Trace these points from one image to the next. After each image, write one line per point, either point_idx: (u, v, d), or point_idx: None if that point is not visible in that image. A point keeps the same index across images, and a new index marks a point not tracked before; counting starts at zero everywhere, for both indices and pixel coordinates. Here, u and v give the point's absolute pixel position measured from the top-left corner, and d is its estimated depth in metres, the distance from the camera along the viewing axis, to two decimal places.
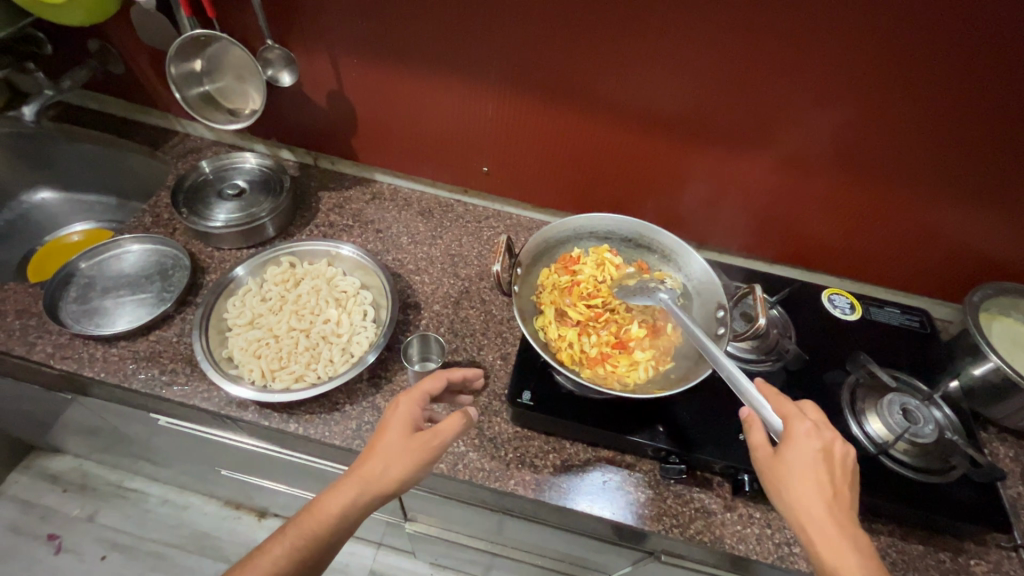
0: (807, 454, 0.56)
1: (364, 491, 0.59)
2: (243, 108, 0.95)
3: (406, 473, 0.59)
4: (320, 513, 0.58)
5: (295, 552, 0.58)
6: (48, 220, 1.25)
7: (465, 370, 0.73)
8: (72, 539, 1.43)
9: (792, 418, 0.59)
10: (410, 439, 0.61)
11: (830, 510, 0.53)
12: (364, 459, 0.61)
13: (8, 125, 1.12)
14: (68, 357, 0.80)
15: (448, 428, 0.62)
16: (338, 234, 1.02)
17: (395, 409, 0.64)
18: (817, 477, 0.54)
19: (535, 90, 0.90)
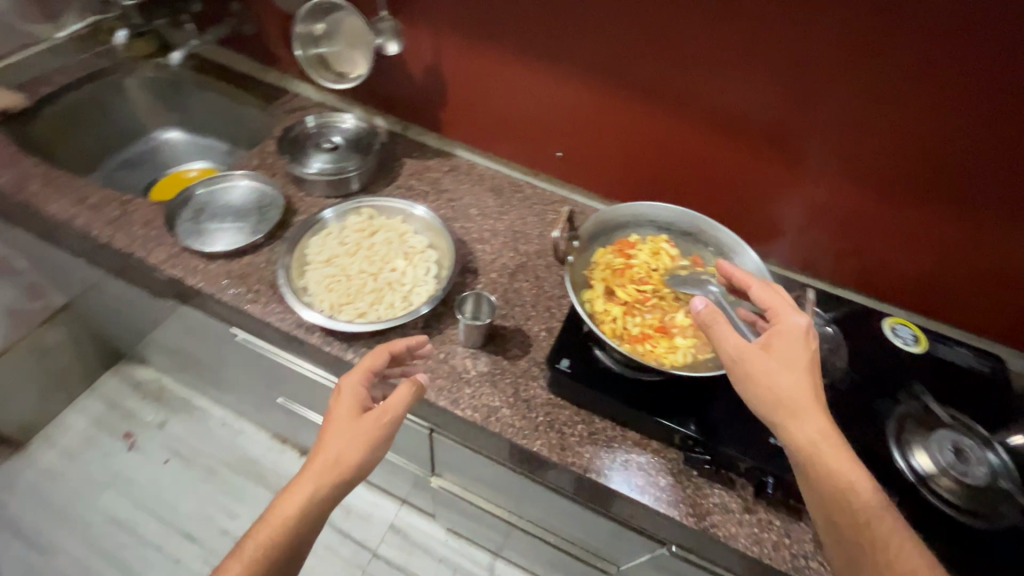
0: (800, 345, 0.63)
1: (327, 479, 0.67)
2: (349, 73, 1.05)
3: (364, 453, 0.69)
4: (285, 510, 0.66)
5: (268, 550, 0.65)
6: (171, 156, 1.42)
7: (409, 340, 0.79)
8: (143, 440, 1.61)
9: (781, 312, 0.65)
10: (360, 421, 0.70)
11: (816, 402, 0.60)
12: (320, 447, 0.69)
13: (155, 71, 1.32)
14: (176, 266, 0.92)
15: (398, 400, 0.72)
16: (415, 197, 1.11)
17: (343, 394, 0.73)
18: (807, 369, 0.61)
19: (609, 81, 0.94)
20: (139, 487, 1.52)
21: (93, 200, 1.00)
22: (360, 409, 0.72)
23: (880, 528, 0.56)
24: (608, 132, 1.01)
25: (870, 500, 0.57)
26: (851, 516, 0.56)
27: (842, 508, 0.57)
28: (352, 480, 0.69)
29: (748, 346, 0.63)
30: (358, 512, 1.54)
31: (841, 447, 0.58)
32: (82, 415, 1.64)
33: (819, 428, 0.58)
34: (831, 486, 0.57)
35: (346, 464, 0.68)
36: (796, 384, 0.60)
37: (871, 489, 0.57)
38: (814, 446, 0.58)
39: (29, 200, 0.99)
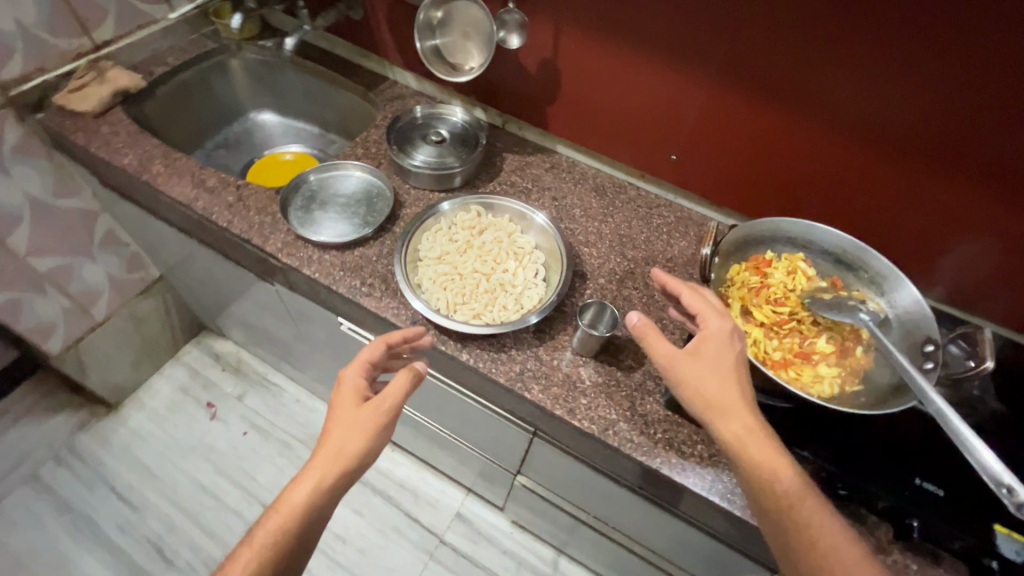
0: (725, 347, 0.65)
1: (331, 470, 0.70)
2: (464, 65, 1.03)
3: (365, 442, 0.72)
4: (291, 501, 0.69)
5: (278, 538, 0.67)
6: (267, 138, 1.44)
7: (405, 331, 0.81)
8: (223, 411, 1.67)
9: (709, 315, 0.67)
10: (361, 410, 0.74)
11: (745, 402, 0.63)
12: (325, 438, 0.72)
13: (258, 54, 1.33)
14: (292, 255, 0.94)
15: (397, 388, 0.75)
16: (518, 193, 1.08)
17: (344, 386, 0.76)
18: (734, 370, 0.64)
19: (728, 78, 0.89)
20: (220, 455, 1.59)
21: (210, 183, 1.02)
22: (360, 400, 0.76)
23: (806, 513, 0.59)
24: (720, 133, 0.96)
25: (793, 487, 0.60)
26: (778, 504, 0.60)
27: (769, 497, 0.60)
28: (354, 469, 0.72)
29: (677, 351, 0.66)
30: (426, 498, 1.57)
31: (763, 439, 0.61)
32: (167, 382, 1.71)
33: (741, 422, 0.61)
34: (755, 476, 0.60)
35: (348, 453, 0.71)
36: (718, 385, 0.63)
37: (794, 476, 0.60)
38: (737, 440, 0.61)
39: (151, 181, 1.01)
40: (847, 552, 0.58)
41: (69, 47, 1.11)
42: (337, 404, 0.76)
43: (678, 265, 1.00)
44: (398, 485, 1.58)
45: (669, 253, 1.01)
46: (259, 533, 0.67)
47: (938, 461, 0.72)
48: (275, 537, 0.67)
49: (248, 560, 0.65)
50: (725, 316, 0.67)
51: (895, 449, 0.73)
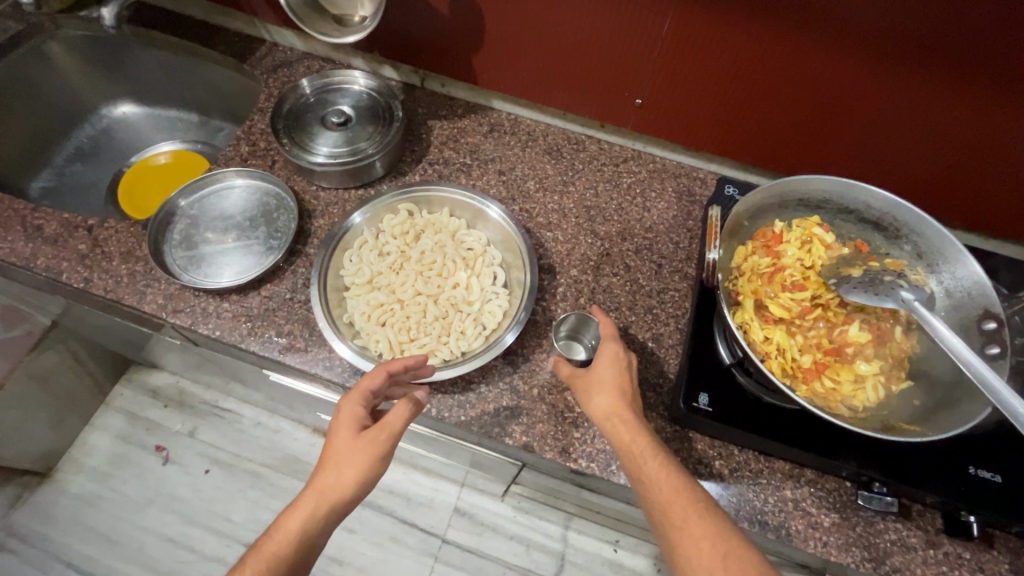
0: (615, 366, 0.60)
1: (322, 505, 0.56)
2: (351, 16, 0.78)
3: (364, 476, 0.56)
4: (280, 533, 0.55)
5: None
6: (134, 138, 1.15)
7: (407, 358, 0.63)
8: (176, 451, 1.50)
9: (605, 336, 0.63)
10: (360, 439, 0.58)
11: (630, 413, 0.57)
12: (319, 469, 0.58)
13: (85, 30, 1.01)
14: (179, 310, 0.73)
15: (400, 416, 0.60)
16: (455, 174, 0.87)
17: (342, 410, 0.61)
18: (621, 386, 0.59)
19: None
20: (183, 501, 1.44)
21: (49, 229, 0.77)
22: (360, 428, 0.60)
23: (664, 496, 0.52)
24: (695, 62, 0.75)
25: (670, 486, 0.52)
26: (642, 484, 0.53)
27: (635, 477, 0.54)
28: (348, 508, 0.57)
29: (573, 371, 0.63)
30: (419, 500, 1.48)
31: (632, 424, 0.56)
32: (104, 433, 1.51)
33: (611, 409, 0.58)
34: (624, 458, 0.55)
35: (342, 488, 0.56)
36: (594, 381, 0.60)
37: (674, 478, 0.53)
38: (604, 420, 0.57)
39: None
40: (703, 534, 0.49)
41: None
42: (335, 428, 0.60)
43: (660, 234, 0.83)
44: (386, 493, 1.48)
45: (647, 220, 0.84)
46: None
47: (985, 439, 0.63)
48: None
49: None
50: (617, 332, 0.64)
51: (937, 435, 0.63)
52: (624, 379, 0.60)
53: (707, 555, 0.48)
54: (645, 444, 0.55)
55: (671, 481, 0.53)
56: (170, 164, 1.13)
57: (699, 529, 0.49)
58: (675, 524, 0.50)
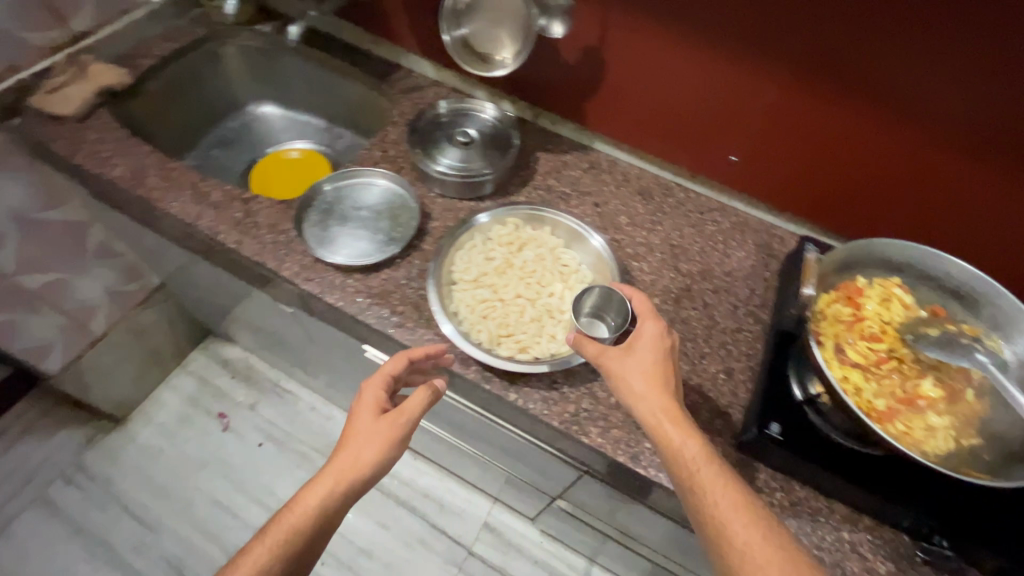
0: (655, 352, 0.65)
1: (339, 484, 0.65)
2: (491, 55, 0.90)
3: (382, 455, 0.67)
4: (301, 508, 0.64)
5: (281, 546, 0.62)
6: (269, 133, 1.32)
7: (429, 347, 0.73)
8: (236, 421, 1.60)
9: (643, 317, 0.68)
10: (378, 422, 0.68)
11: (670, 400, 0.63)
12: (338, 451, 0.67)
13: (256, 41, 1.20)
14: (310, 279, 0.83)
15: (417, 403, 0.70)
16: (556, 200, 0.97)
17: (363, 395, 0.70)
18: (664, 374, 0.64)
19: (799, 66, 0.77)
20: (235, 469, 1.52)
21: (213, 196, 0.91)
22: (379, 412, 0.70)
23: (721, 505, 0.57)
24: (782, 127, 0.85)
25: (718, 484, 0.58)
26: (692, 482, 0.58)
27: (684, 476, 0.59)
28: (364, 486, 0.66)
29: (607, 348, 0.67)
30: (450, 508, 1.52)
31: (679, 422, 0.61)
32: (176, 392, 1.63)
33: (659, 406, 0.62)
34: (672, 455, 0.60)
35: (360, 467, 0.66)
36: (641, 375, 0.64)
37: (717, 472, 0.59)
38: (653, 418, 0.61)
39: (144, 196, 0.90)
40: (758, 543, 0.55)
41: (41, 42, 0.97)
42: (355, 413, 0.70)
43: (738, 279, 0.90)
44: (422, 495, 1.53)
45: (726, 265, 0.92)
46: (259, 548, 0.62)
47: None
48: (274, 554, 0.62)
49: (256, 559, 0.62)
50: (659, 319, 0.68)
51: (1002, 502, 0.65)
52: (665, 366, 0.65)
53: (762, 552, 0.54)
54: (693, 443, 0.60)
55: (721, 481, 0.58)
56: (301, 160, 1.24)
57: (754, 529, 0.55)
58: (730, 526, 0.56)
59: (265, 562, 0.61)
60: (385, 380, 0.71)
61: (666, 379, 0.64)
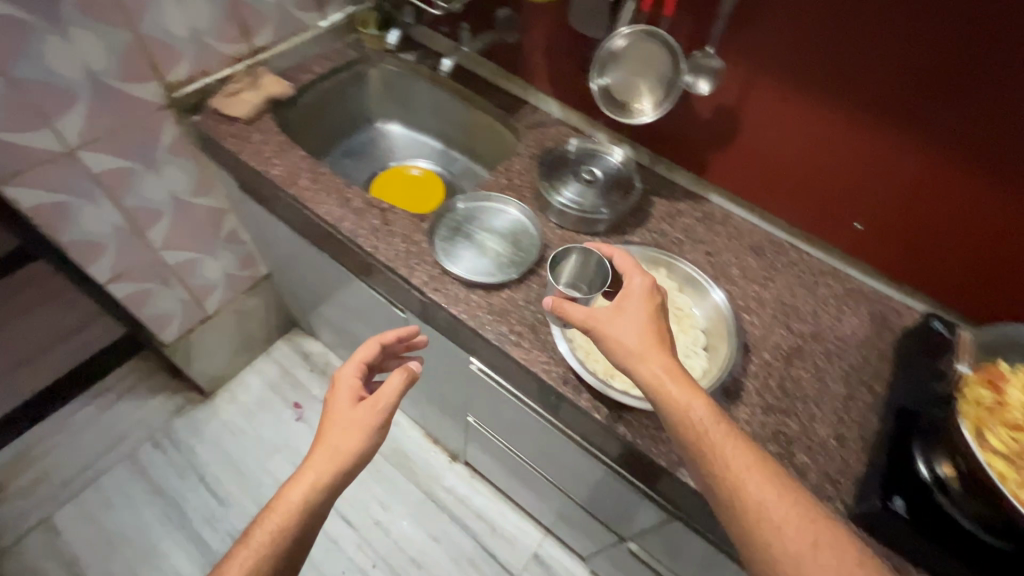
0: (645, 305, 0.73)
1: (325, 473, 0.77)
2: (630, 103, 0.94)
3: (359, 440, 0.80)
4: (289, 500, 0.75)
5: (277, 533, 0.72)
6: (390, 149, 1.42)
7: (393, 333, 0.94)
8: (309, 413, 1.67)
9: (630, 275, 0.76)
10: (356, 409, 0.83)
11: (663, 350, 0.69)
12: (321, 442, 0.80)
13: (397, 67, 1.31)
14: (437, 290, 0.89)
15: (387, 390, 0.85)
16: (669, 244, 1.00)
17: (338, 390, 0.86)
18: (655, 327, 0.71)
19: (885, 117, 0.80)
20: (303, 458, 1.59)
21: (355, 203, 0.99)
22: (354, 400, 0.85)
23: (733, 466, 0.62)
24: (859, 172, 0.88)
25: (724, 438, 0.64)
26: (705, 444, 0.63)
27: (693, 436, 0.64)
28: (346, 472, 0.79)
29: (595, 310, 0.73)
30: (502, 533, 1.52)
31: (686, 383, 0.66)
32: (259, 376, 1.73)
33: (662, 366, 0.68)
34: (678, 411, 0.65)
35: (341, 452, 0.79)
36: (634, 329, 0.70)
37: (717, 419, 0.65)
38: (659, 381, 0.67)
39: (297, 195, 0.99)
40: (774, 498, 0.61)
41: (227, 52, 1.10)
42: (333, 402, 0.85)
43: (851, 346, 0.89)
44: (475, 515, 1.54)
45: (840, 331, 0.91)
46: (255, 542, 0.71)
47: None
48: (272, 541, 0.72)
49: (249, 554, 0.70)
50: (647, 275, 0.77)
51: None
52: (653, 318, 0.72)
53: (780, 509, 0.60)
54: (698, 404, 0.66)
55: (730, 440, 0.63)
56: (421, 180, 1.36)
57: (768, 490, 0.61)
58: (744, 488, 0.61)
59: (263, 551, 0.71)
60: (358, 368, 0.89)
61: (663, 336, 0.70)
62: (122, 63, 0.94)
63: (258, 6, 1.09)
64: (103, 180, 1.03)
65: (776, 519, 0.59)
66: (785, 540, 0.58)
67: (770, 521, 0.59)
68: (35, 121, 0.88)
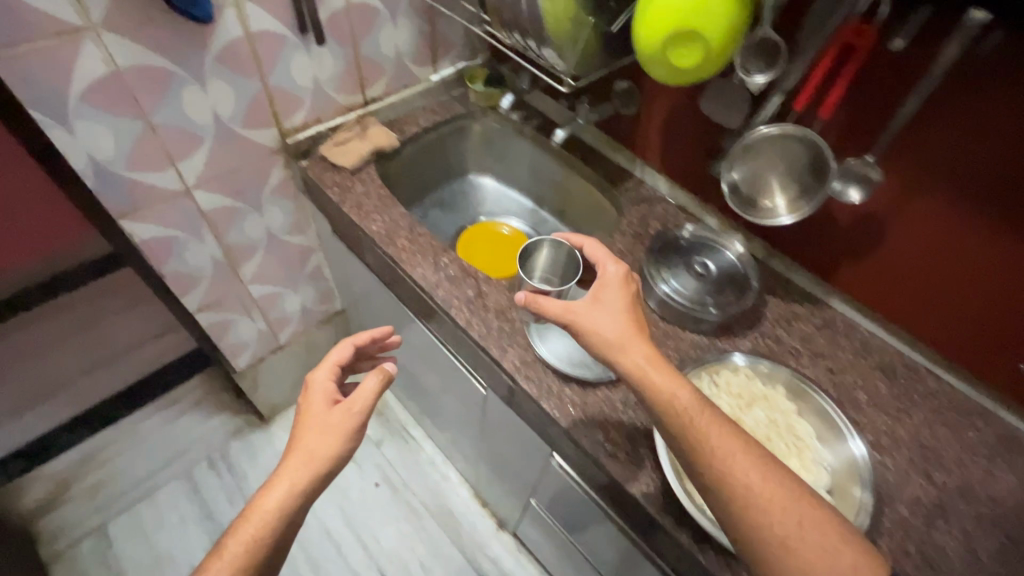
0: (619, 293, 0.76)
1: (302, 479, 0.75)
2: (763, 200, 0.85)
3: (338, 445, 0.78)
4: (266, 506, 0.72)
5: (255, 539, 0.69)
6: (479, 202, 1.39)
7: (368, 334, 0.95)
8: (360, 453, 1.64)
9: (605, 266, 0.79)
10: (332, 413, 0.81)
11: (638, 336, 0.71)
12: (299, 446, 0.78)
13: (501, 124, 1.29)
14: (530, 378, 0.83)
15: (365, 391, 0.83)
16: (785, 354, 0.90)
17: (313, 395, 0.84)
18: (628, 313, 0.73)
19: (1006, 221, 0.71)
20: (349, 501, 1.55)
21: (451, 270, 0.95)
22: (330, 402, 0.83)
23: (717, 449, 0.62)
24: (973, 278, 0.78)
25: (703, 416, 0.65)
26: (690, 428, 0.64)
27: (680, 423, 0.64)
28: (322, 478, 0.76)
29: (573, 304, 0.75)
30: None
31: (668, 369, 0.68)
32: None
33: (646, 355, 0.69)
34: (666, 400, 0.65)
35: (321, 457, 0.76)
36: (613, 322, 0.72)
37: (696, 401, 0.66)
38: (641, 369, 0.68)
39: (395, 255, 0.97)
40: (759, 483, 0.60)
41: (343, 102, 1.11)
42: (307, 410, 0.83)
43: (1007, 511, 0.75)
44: None
45: (991, 488, 0.77)
46: (230, 553, 0.68)
47: None
48: (247, 550, 0.68)
49: (226, 564, 0.67)
50: (621, 265, 0.80)
51: None
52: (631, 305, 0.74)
53: (769, 489, 0.60)
54: (680, 390, 0.67)
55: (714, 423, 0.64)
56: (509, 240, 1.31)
57: (755, 472, 0.61)
58: (729, 473, 0.61)
59: (241, 559, 0.68)
60: (332, 373, 0.88)
61: (638, 324, 0.73)
62: (248, 109, 0.96)
63: (378, 60, 1.10)
64: (210, 216, 1.05)
65: (766, 501, 0.60)
66: (773, 521, 0.59)
67: (766, 507, 0.59)
68: (161, 160, 0.90)
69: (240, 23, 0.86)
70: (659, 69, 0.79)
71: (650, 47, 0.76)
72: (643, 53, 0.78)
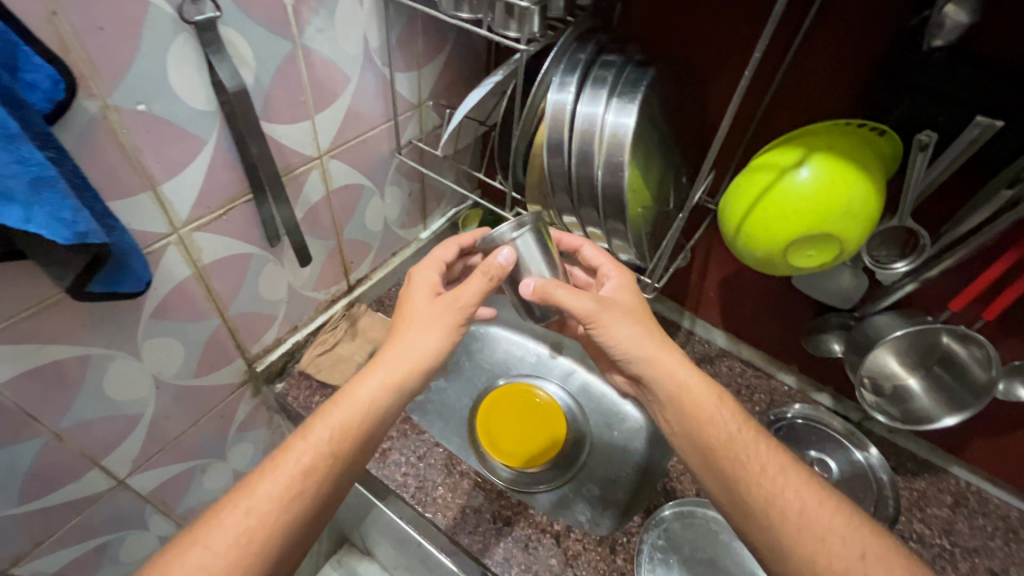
0: (630, 296, 0.66)
1: (400, 370, 0.59)
2: (884, 384, 0.72)
3: (441, 340, 0.61)
4: (351, 402, 0.57)
5: (338, 444, 0.55)
6: (490, 360, 1.13)
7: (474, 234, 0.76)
8: None
9: (606, 270, 0.68)
10: (436, 303, 0.63)
11: (673, 349, 0.62)
12: (394, 337, 0.62)
13: None
14: None
15: (473, 289, 0.63)
16: (938, 562, 0.74)
17: (415, 282, 0.67)
18: (642, 319, 0.63)
19: None
20: None
21: None
22: (434, 294, 0.65)
23: (770, 470, 0.54)
24: None
25: (743, 426, 0.58)
26: (721, 439, 0.56)
27: (706, 432, 0.57)
28: (424, 377, 0.61)
29: (586, 299, 0.62)
30: None
31: (697, 376, 0.61)
32: None
33: (659, 344, 0.62)
34: (697, 417, 0.58)
35: (418, 356, 0.60)
36: (638, 327, 0.62)
37: (739, 416, 0.59)
38: (675, 378, 0.60)
39: None
40: (823, 512, 0.51)
41: (321, 299, 0.85)
42: (406, 302, 0.66)
43: None
44: None
45: None
46: (309, 438, 0.55)
47: None
48: (327, 448, 0.55)
49: (280, 484, 0.52)
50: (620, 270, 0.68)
51: None
52: (640, 309, 0.65)
53: (829, 513, 0.51)
54: (710, 398, 0.59)
55: (760, 442, 0.56)
56: (547, 416, 0.93)
57: (807, 493, 0.52)
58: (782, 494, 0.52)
59: (285, 487, 0.52)
60: (437, 269, 0.70)
61: (648, 324, 0.63)
62: (203, 355, 0.69)
63: (361, 239, 0.86)
64: (155, 496, 0.74)
65: (820, 523, 0.50)
66: (830, 551, 0.48)
67: (799, 535, 0.49)
68: (81, 465, 0.61)
69: (189, 262, 0.60)
70: (750, 256, 0.63)
71: (754, 239, 0.60)
72: (742, 244, 0.62)
